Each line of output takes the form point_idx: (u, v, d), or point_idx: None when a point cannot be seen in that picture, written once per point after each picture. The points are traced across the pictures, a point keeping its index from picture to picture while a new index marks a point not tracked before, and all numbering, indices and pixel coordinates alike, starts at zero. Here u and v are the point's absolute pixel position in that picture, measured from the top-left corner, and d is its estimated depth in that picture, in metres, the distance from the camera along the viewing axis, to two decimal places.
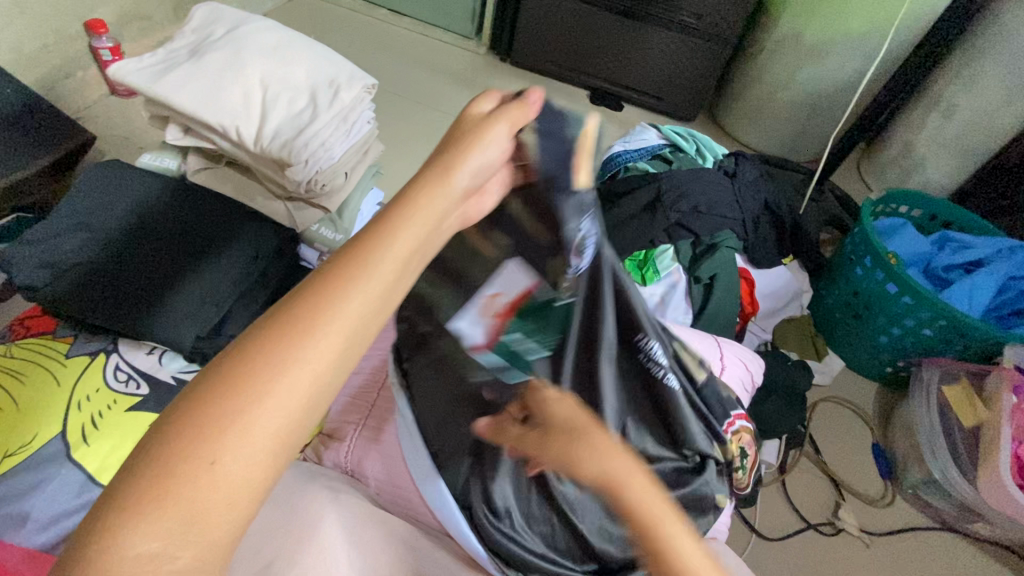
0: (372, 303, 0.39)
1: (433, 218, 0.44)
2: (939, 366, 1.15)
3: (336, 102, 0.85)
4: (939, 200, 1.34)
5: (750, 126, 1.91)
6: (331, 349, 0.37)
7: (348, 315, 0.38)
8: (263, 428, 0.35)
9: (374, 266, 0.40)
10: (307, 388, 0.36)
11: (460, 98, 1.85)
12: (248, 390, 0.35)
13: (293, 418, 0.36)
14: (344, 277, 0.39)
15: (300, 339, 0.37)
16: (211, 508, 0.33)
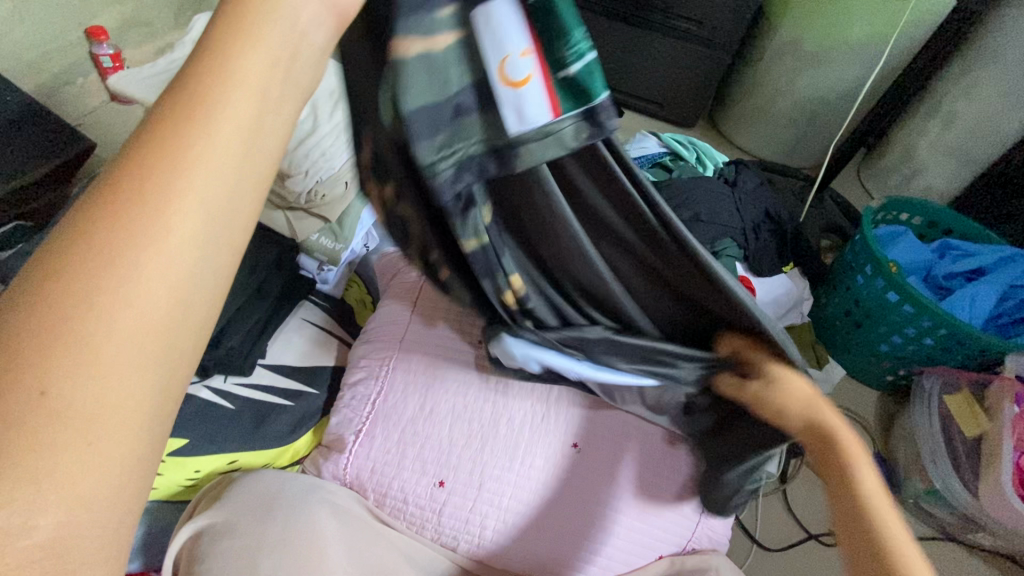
0: (228, 169, 0.32)
1: (280, 52, 0.34)
2: (939, 375, 1.16)
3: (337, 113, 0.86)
4: (939, 208, 1.34)
5: (750, 132, 1.91)
6: (179, 230, 0.30)
7: (200, 186, 0.31)
8: (114, 334, 0.29)
9: (210, 122, 0.31)
10: (162, 282, 0.30)
11: None
12: (82, 294, 0.28)
13: (160, 312, 0.30)
14: (175, 144, 0.31)
15: (147, 222, 0.30)
16: (66, 445, 0.27)
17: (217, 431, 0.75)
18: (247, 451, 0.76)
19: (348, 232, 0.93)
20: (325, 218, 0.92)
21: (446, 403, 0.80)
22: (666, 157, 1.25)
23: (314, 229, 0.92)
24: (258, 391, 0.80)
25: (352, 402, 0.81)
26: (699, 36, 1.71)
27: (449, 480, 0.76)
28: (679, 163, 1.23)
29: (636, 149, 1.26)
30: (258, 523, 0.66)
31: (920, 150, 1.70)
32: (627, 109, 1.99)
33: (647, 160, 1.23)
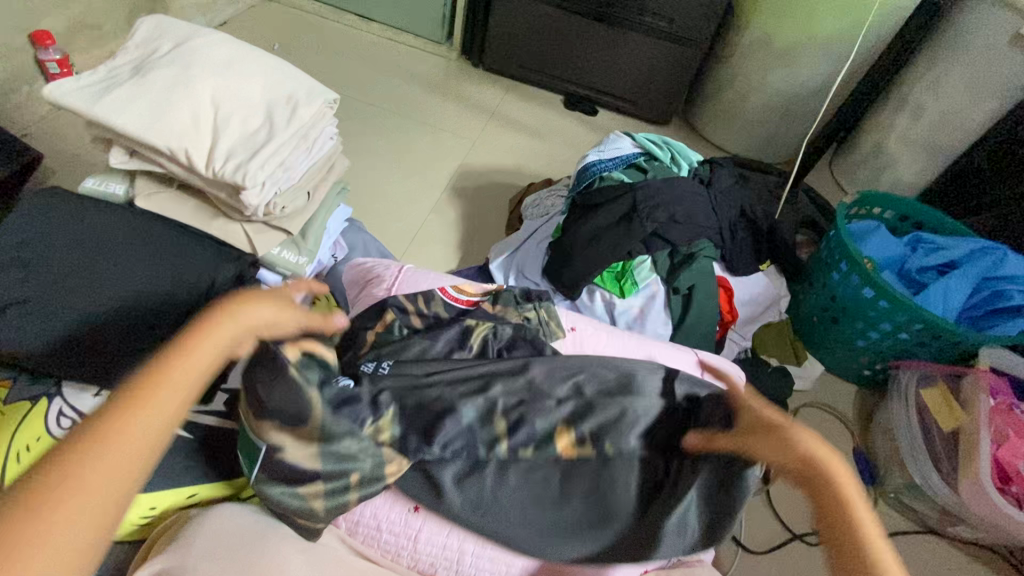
0: (170, 408, 0.48)
1: (222, 343, 0.54)
2: (916, 369, 1.16)
3: (295, 119, 0.81)
4: (911, 201, 1.36)
5: (723, 129, 1.91)
6: (131, 454, 0.44)
7: (152, 421, 0.46)
8: (69, 531, 0.40)
9: (164, 387, 0.48)
10: (116, 489, 0.43)
11: (431, 105, 1.81)
12: (51, 497, 0.40)
13: (99, 508, 0.42)
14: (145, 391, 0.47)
15: (109, 440, 0.44)
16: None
17: (174, 465, 0.71)
18: (207, 484, 0.72)
19: (313, 243, 0.91)
20: (288, 232, 0.86)
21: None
22: (641, 157, 1.22)
23: (275, 243, 0.86)
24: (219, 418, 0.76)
25: None
26: (670, 33, 1.70)
27: (424, 505, 0.72)
28: (654, 164, 1.20)
29: (610, 150, 1.23)
30: (221, 566, 0.62)
31: (890, 144, 1.72)
32: (601, 108, 1.97)
33: (622, 162, 1.21)
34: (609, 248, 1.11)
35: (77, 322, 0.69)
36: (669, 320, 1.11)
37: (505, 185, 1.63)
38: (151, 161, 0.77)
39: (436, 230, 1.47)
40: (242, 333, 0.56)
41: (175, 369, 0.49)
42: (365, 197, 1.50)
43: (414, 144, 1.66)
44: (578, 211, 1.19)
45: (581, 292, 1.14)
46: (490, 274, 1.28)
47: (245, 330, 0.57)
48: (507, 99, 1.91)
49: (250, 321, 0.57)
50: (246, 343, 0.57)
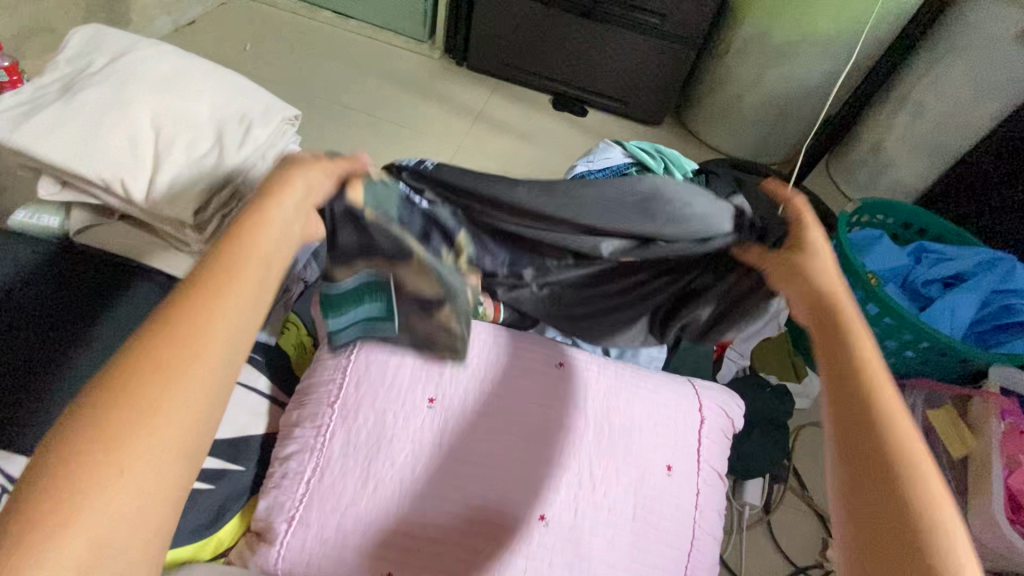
0: (234, 335, 0.37)
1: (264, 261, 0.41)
2: (923, 389, 1.11)
3: (249, 139, 0.73)
4: (915, 208, 1.29)
5: (717, 129, 1.84)
6: (194, 397, 0.35)
7: (212, 354, 0.36)
8: (134, 476, 0.32)
9: (222, 300, 0.37)
10: (180, 432, 0.34)
11: (412, 107, 1.72)
12: (120, 434, 0.32)
13: (168, 451, 0.33)
14: (197, 313, 0.36)
15: (176, 368, 0.34)
16: (103, 551, 0.30)
17: None
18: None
19: None
20: None
21: (394, 480, 0.70)
22: (633, 168, 1.15)
23: None
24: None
25: (283, 482, 0.70)
26: (661, 31, 1.62)
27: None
28: (646, 175, 1.13)
29: (600, 160, 1.16)
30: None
31: (890, 144, 1.65)
32: (590, 108, 1.90)
33: (613, 172, 1.14)
34: None
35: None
36: (664, 343, 1.04)
37: None
38: (86, 192, 0.69)
39: None
40: (288, 230, 0.45)
41: (261, 243, 0.41)
42: None
43: (394, 150, 1.58)
44: None
45: None
46: None
47: (284, 237, 0.44)
48: (493, 100, 1.82)
49: (296, 212, 0.46)
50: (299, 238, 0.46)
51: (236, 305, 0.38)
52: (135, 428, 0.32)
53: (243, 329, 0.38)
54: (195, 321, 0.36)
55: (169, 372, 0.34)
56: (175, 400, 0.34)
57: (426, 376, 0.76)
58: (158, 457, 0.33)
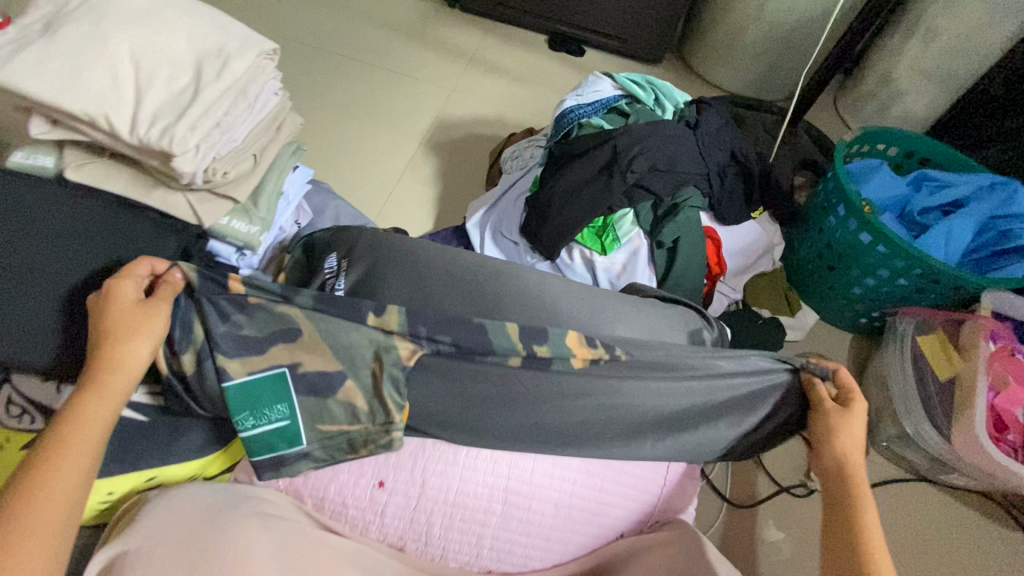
0: (107, 413, 0.57)
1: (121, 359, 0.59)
2: (914, 317, 1.11)
3: (226, 74, 0.73)
4: (915, 135, 1.26)
5: (720, 66, 1.78)
6: (77, 470, 0.54)
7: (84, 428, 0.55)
8: (61, 485, 0.52)
9: (88, 417, 0.56)
10: (75, 483, 0.53)
11: (404, 52, 1.68)
12: (56, 458, 0.53)
13: (62, 495, 0.52)
14: (82, 415, 0.56)
15: (65, 438, 0.54)
16: (46, 520, 0.50)
17: (128, 453, 0.70)
18: (167, 467, 0.71)
19: (265, 210, 0.86)
20: (235, 199, 0.81)
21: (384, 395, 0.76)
22: (623, 101, 1.12)
23: (224, 212, 0.81)
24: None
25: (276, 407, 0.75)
26: None
27: (390, 480, 0.71)
28: (636, 107, 1.11)
29: (589, 93, 1.13)
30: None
31: (898, 74, 1.59)
32: (588, 48, 1.84)
33: (602, 106, 1.12)
34: (588, 203, 1.05)
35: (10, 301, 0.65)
36: (653, 276, 1.06)
37: (485, 137, 1.54)
38: (75, 130, 0.71)
39: (412, 189, 1.40)
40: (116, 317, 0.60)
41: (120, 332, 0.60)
42: (338, 158, 1.42)
43: (386, 98, 1.56)
44: (555, 162, 1.12)
45: (560, 251, 1.08)
46: (467, 232, 1.22)
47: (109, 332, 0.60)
48: (486, 43, 1.78)
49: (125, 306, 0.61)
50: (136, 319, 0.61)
51: (94, 419, 0.56)
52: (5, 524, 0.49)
53: (134, 356, 0.60)
54: (92, 411, 0.56)
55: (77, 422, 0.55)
56: (68, 460, 0.54)
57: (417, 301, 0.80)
58: (56, 499, 0.52)
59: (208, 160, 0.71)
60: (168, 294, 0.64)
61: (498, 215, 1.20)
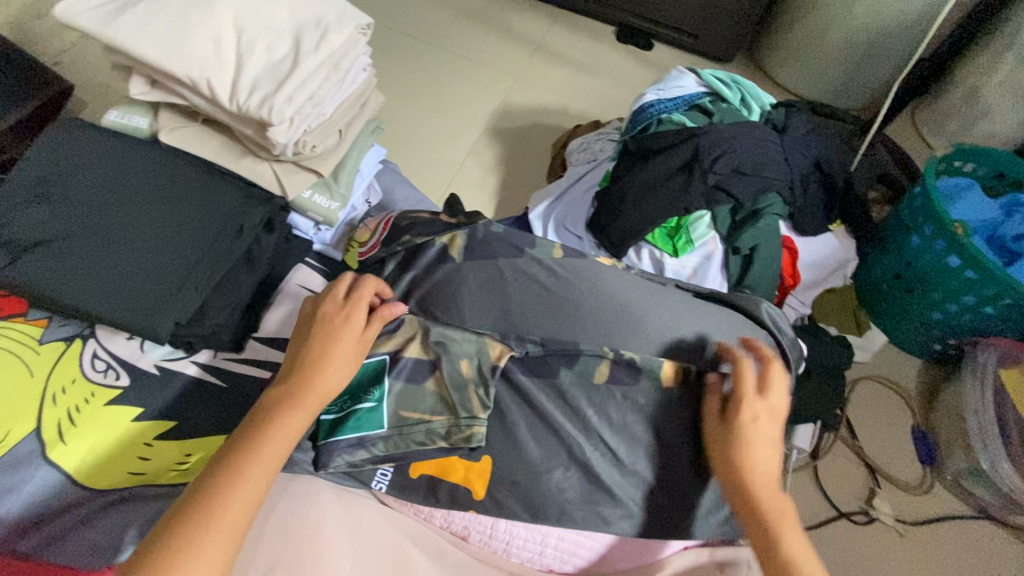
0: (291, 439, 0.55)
1: (324, 390, 0.59)
2: (997, 348, 1.05)
3: (323, 46, 0.72)
4: (1011, 156, 1.18)
5: (795, 69, 1.70)
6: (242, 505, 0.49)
7: (261, 462, 0.52)
8: (222, 528, 0.47)
9: (263, 446, 0.52)
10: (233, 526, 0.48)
11: (471, 35, 1.66)
12: (230, 487, 0.49)
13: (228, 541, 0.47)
14: (262, 437, 0.53)
15: (242, 465, 0.51)
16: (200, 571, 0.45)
17: (199, 418, 0.69)
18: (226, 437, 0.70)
19: (345, 186, 0.85)
20: (318, 173, 0.80)
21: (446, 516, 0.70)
22: (706, 98, 1.08)
23: (306, 185, 0.80)
24: (239, 367, 0.74)
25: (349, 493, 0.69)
26: None
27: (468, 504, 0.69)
28: (721, 106, 1.06)
29: (672, 88, 1.09)
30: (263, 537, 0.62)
31: (988, 89, 1.50)
32: (657, 42, 1.78)
33: (684, 102, 1.08)
34: (663, 202, 1.01)
35: (106, 257, 0.65)
36: (725, 283, 1.02)
37: (548, 128, 1.51)
38: (175, 92, 0.71)
39: (473, 175, 1.38)
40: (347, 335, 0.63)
41: (328, 370, 0.60)
42: (402, 139, 1.41)
43: (451, 81, 1.54)
44: (631, 157, 1.08)
45: (629, 249, 1.05)
46: (529, 223, 1.20)
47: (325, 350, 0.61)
48: (553, 31, 1.74)
49: (353, 326, 0.64)
50: (351, 345, 0.63)
51: (275, 452, 0.53)
52: None
53: (338, 378, 0.60)
54: (278, 433, 0.54)
55: (254, 448, 0.52)
56: (238, 502, 0.48)
57: (495, 290, 0.78)
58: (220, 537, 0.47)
59: (301, 132, 0.71)
60: (364, 312, 0.65)
61: (564, 207, 1.18)
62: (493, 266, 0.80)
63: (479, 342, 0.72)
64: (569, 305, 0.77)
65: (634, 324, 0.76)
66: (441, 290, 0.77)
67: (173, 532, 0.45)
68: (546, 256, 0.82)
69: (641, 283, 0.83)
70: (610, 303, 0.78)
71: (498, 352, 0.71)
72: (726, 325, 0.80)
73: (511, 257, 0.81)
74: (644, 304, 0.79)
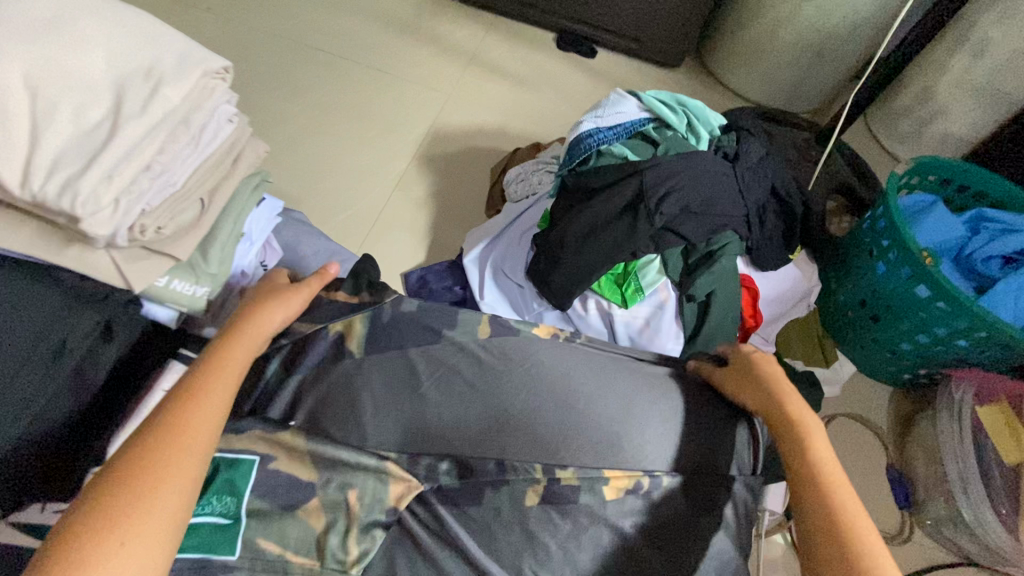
0: (233, 381, 0.56)
1: (261, 329, 0.62)
2: (972, 382, 0.97)
3: (154, 104, 0.56)
4: (973, 169, 1.11)
5: (744, 73, 1.61)
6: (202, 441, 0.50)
7: (210, 408, 0.53)
8: (181, 464, 0.48)
9: (210, 390, 0.54)
10: (193, 462, 0.49)
11: (395, 49, 1.50)
12: (179, 434, 0.49)
13: (189, 475, 0.48)
14: (205, 385, 0.54)
15: (185, 411, 0.51)
16: (159, 517, 0.45)
17: None
18: None
19: (217, 264, 0.70)
20: (175, 258, 0.64)
21: None
22: (649, 125, 0.96)
23: (161, 272, 0.64)
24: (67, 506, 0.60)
25: None
26: None
27: None
28: (665, 134, 0.95)
29: (611, 114, 0.97)
30: None
31: (942, 90, 1.43)
32: (599, 48, 1.66)
33: (625, 130, 0.96)
34: (606, 248, 0.89)
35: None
36: (680, 336, 0.91)
37: (486, 151, 1.37)
38: None
39: (400, 211, 1.23)
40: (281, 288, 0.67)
41: (265, 321, 0.63)
42: (319, 174, 1.25)
43: (374, 103, 1.38)
44: (570, 196, 0.96)
45: (572, 300, 0.93)
46: (463, 269, 1.07)
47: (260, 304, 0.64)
48: (487, 39, 1.59)
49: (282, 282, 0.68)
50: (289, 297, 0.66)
51: (222, 396, 0.54)
52: (102, 544, 0.42)
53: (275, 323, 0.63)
54: (221, 377, 0.55)
55: (198, 394, 0.53)
56: (192, 444, 0.50)
57: (403, 390, 0.65)
58: (174, 481, 0.47)
59: (129, 219, 0.55)
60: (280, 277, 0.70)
61: (501, 250, 1.04)
62: (403, 357, 0.67)
63: (378, 483, 0.60)
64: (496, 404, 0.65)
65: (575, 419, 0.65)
66: (338, 398, 0.65)
67: (114, 488, 0.45)
68: (467, 339, 0.70)
69: (587, 362, 0.71)
70: (548, 395, 0.66)
71: (399, 492, 0.61)
72: (686, 402, 0.69)
73: (425, 342, 0.69)
74: (589, 394, 0.67)
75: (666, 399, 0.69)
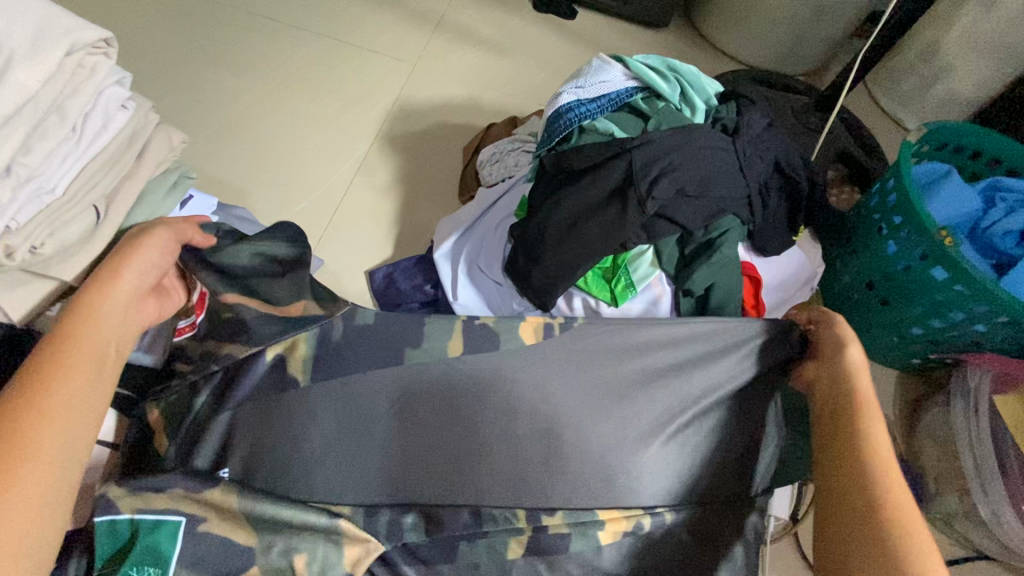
0: (103, 351, 0.49)
1: (129, 291, 0.53)
2: (988, 368, 0.90)
3: (16, 87, 0.50)
4: (989, 132, 1.01)
5: (737, 33, 1.48)
6: (63, 420, 0.44)
7: (75, 384, 0.46)
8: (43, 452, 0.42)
9: (68, 365, 0.46)
10: (54, 450, 0.43)
11: (352, 15, 1.34)
12: (33, 417, 0.43)
13: (53, 463, 0.42)
14: (58, 359, 0.46)
15: (40, 393, 0.44)
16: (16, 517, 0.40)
17: None
18: None
19: None
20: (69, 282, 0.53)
21: None
22: (638, 95, 0.85)
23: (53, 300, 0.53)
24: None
25: None
26: None
27: None
28: (656, 105, 0.83)
29: (594, 84, 0.85)
30: None
31: (949, 46, 1.32)
32: (579, 8, 1.51)
33: (610, 103, 0.84)
34: (593, 239, 0.78)
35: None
36: None
37: (458, 127, 1.24)
38: None
39: (363, 199, 1.10)
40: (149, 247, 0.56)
41: (126, 276, 0.53)
42: (270, 160, 1.12)
43: (330, 77, 1.23)
44: (550, 180, 0.84)
45: (556, 298, 0.83)
46: (435, 265, 0.96)
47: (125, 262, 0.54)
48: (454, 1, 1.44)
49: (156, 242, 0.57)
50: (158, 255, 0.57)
51: (86, 371, 0.47)
52: None
53: (143, 281, 0.55)
54: (81, 350, 0.48)
55: (54, 369, 0.46)
56: (49, 431, 0.43)
57: (358, 427, 0.56)
58: (31, 470, 0.41)
59: None
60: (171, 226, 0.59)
61: (475, 243, 0.93)
62: (357, 388, 0.57)
63: (331, 547, 0.53)
64: (471, 444, 0.56)
65: (566, 451, 0.56)
66: (282, 439, 0.55)
67: None
68: (435, 361, 0.59)
69: (587, 382, 0.59)
70: (539, 433, 0.56)
71: (356, 556, 0.54)
72: (697, 428, 0.60)
73: (383, 368, 0.58)
74: (590, 428, 0.57)
75: (684, 432, 0.59)
